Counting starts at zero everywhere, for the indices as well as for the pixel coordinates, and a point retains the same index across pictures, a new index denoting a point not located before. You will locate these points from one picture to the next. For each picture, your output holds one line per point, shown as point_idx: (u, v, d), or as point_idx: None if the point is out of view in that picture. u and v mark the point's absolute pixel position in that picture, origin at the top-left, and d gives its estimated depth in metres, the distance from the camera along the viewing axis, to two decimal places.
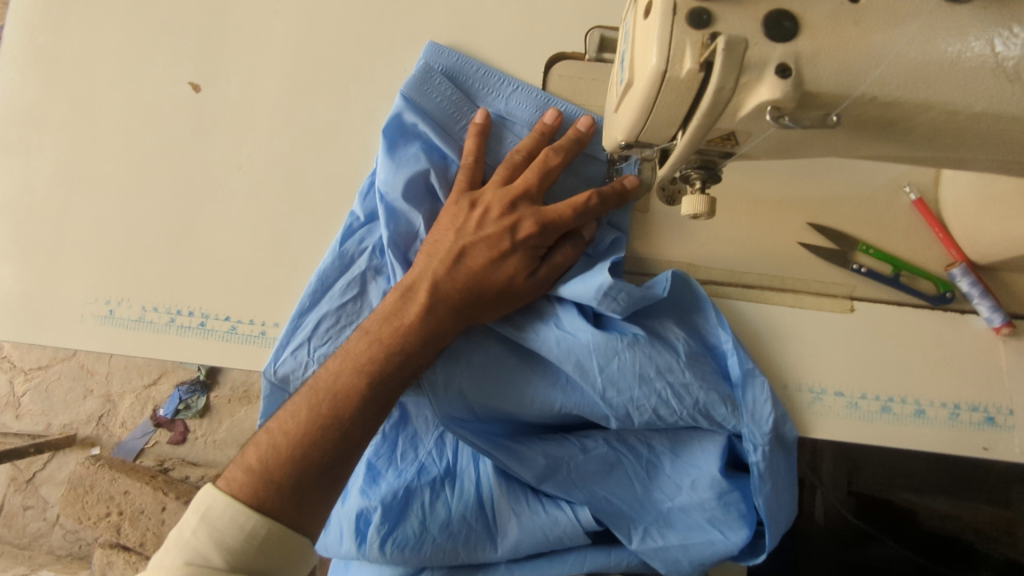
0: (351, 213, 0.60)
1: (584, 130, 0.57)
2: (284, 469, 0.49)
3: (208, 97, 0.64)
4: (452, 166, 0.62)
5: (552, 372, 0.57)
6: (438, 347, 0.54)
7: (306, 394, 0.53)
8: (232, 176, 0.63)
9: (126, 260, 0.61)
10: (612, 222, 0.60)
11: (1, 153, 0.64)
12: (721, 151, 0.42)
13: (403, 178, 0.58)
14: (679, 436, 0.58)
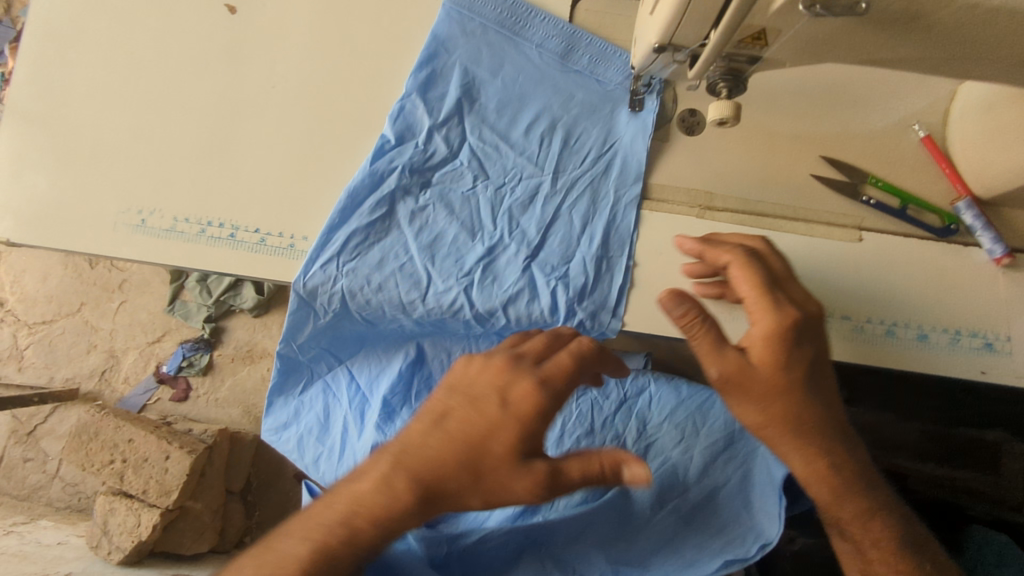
0: (383, 134, 0.61)
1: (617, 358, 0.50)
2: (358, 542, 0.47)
3: (243, 20, 0.66)
4: (479, 92, 0.63)
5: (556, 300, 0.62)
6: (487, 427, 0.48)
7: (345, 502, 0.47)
8: (264, 96, 0.64)
9: (160, 173, 0.63)
10: (631, 155, 0.62)
11: (37, 65, 0.65)
12: (748, 55, 0.45)
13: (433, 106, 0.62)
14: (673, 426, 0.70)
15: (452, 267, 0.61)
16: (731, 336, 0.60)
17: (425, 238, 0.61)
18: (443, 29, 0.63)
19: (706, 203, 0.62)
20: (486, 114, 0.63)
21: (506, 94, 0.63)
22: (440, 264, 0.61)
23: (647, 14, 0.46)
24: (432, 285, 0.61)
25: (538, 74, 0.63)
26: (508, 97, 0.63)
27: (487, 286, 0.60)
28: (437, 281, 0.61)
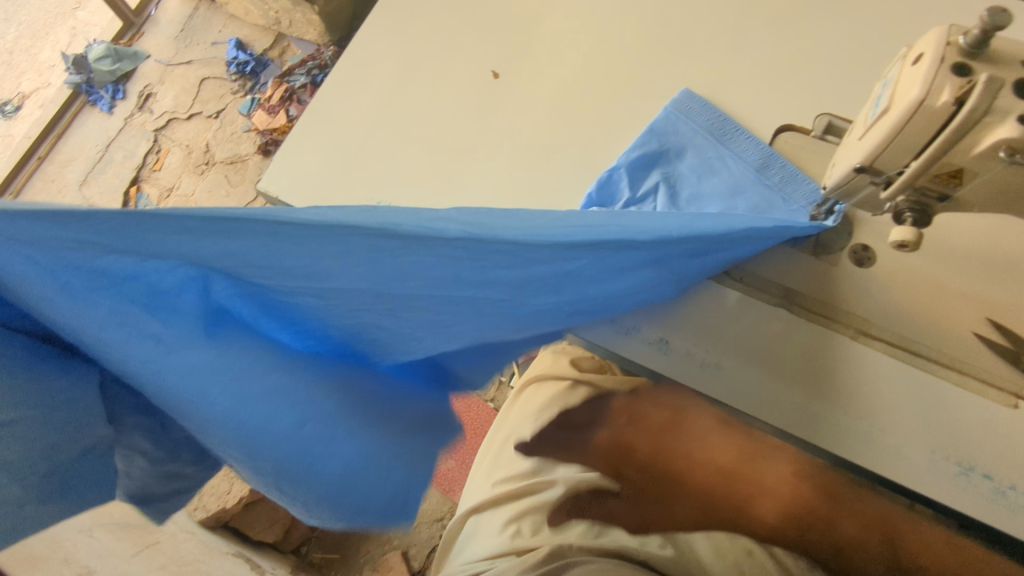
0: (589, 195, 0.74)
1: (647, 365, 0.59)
2: None
3: (502, 83, 0.82)
4: (672, 184, 0.73)
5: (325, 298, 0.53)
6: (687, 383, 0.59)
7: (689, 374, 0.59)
8: (500, 143, 0.79)
9: (403, 180, 0.78)
10: (786, 273, 0.70)
11: (345, 79, 0.84)
12: (940, 192, 0.51)
13: (634, 188, 0.73)
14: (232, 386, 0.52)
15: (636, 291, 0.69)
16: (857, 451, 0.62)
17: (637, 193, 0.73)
18: (661, 125, 0.75)
19: (861, 327, 0.67)
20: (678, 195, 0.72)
21: (699, 186, 0.72)
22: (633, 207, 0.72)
23: (858, 138, 0.54)
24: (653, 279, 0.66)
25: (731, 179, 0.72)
26: (700, 192, 0.72)
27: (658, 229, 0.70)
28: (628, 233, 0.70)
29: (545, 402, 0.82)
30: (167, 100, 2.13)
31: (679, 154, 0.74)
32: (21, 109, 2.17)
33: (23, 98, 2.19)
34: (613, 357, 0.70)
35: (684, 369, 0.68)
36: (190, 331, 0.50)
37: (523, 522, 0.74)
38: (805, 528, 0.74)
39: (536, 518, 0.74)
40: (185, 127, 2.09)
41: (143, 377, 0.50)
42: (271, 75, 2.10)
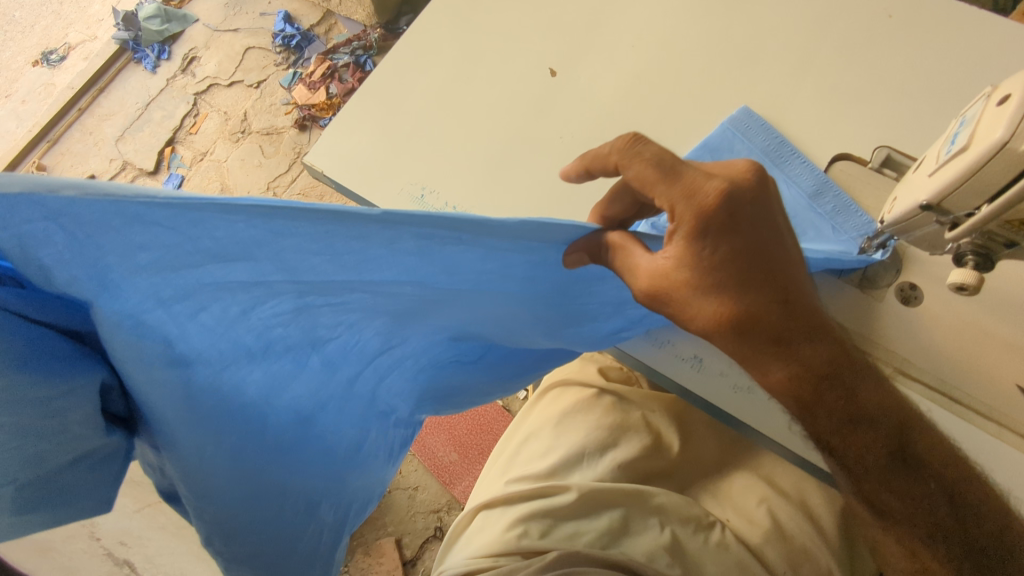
0: None
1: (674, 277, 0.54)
2: (712, 267, 0.54)
3: (557, 82, 0.81)
4: None
5: (354, 320, 0.55)
6: (712, 286, 0.55)
7: (711, 286, 0.55)
8: (551, 142, 0.78)
9: (449, 167, 0.78)
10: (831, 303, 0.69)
11: (401, 62, 0.84)
12: (1008, 239, 0.50)
13: None
14: (251, 372, 0.55)
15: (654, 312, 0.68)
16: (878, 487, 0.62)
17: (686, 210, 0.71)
18: (715, 141, 0.73)
19: (901, 367, 0.66)
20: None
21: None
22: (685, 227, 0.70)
23: (926, 175, 0.53)
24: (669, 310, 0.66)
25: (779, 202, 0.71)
26: None
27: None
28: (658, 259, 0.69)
29: (566, 406, 0.82)
30: (210, 65, 2.14)
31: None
32: (66, 60, 2.19)
33: (69, 49, 2.21)
34: (646, 370, 0.70)
35: (718, 388, 0.67)
36: (204, 306, 0.48)
37: (530, 523, 0.70)
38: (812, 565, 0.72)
39: (544, 524, 0.70)
40: (225, 94, 2.10)
41: (141, 369, 0.49)
42: (315, 51, 2.11)
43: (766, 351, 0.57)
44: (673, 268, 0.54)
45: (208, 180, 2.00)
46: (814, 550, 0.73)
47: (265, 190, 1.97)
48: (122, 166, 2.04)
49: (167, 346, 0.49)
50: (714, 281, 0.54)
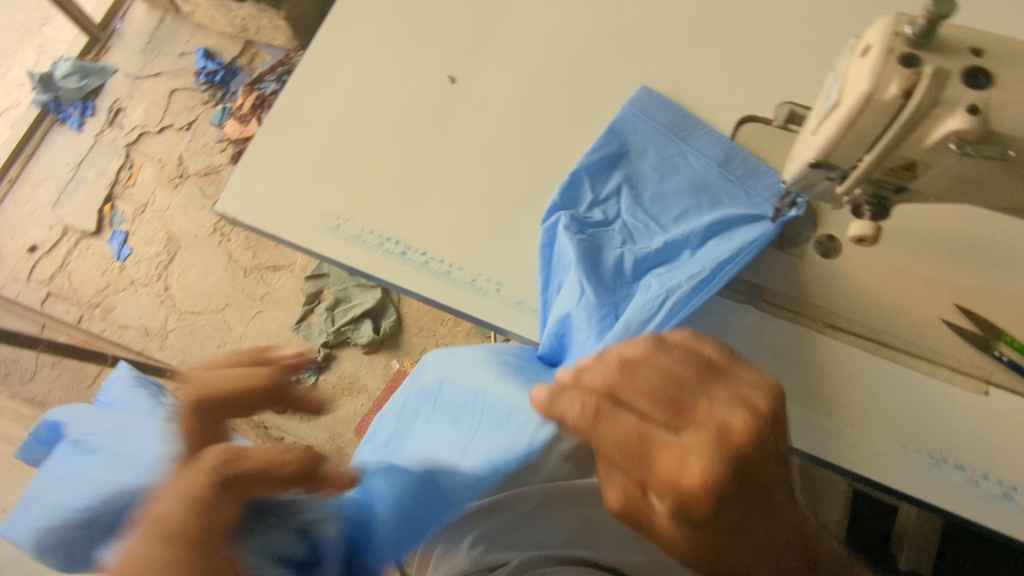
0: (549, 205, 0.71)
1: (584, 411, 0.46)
2: (665, 383, 0.47)
3: (458, 89, 0.80)
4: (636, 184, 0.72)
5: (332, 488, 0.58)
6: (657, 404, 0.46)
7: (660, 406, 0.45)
8: (460, 150, 0.77)
9: (362, 192, 0.77)
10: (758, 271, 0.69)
11: (299, 91, 0.82)
12: (896, 185, 0.50)
13: (597, 188, 0.71)
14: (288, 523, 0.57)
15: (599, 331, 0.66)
16: (829, 446, 0.62)
17: (603, 210, 0.71)
18: (618, 125, 0.73)
19: (830, 320, 0.66)
20: (640, 196, 0.71)
21: (661, 187, 0.71)
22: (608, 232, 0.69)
23: (811, 134, 0.52)
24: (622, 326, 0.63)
25: (691, 174, 0.71)
26: (664, 193, 0.71)
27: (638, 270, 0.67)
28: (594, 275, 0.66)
29: None
30: (137, 114, 2.10)
31: (640, 154, 0.72)
32: None
33: None
34: None
35: None
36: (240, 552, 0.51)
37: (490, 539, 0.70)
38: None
39: (506, 535, 0.70)
40: (157, 141, 2.06)
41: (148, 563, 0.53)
42: (241, 83, 2.07)
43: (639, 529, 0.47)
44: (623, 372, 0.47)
45: (153, 230, 1.96)
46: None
47: (213, 231, 1.94)
48: (63, 231, 1.99)
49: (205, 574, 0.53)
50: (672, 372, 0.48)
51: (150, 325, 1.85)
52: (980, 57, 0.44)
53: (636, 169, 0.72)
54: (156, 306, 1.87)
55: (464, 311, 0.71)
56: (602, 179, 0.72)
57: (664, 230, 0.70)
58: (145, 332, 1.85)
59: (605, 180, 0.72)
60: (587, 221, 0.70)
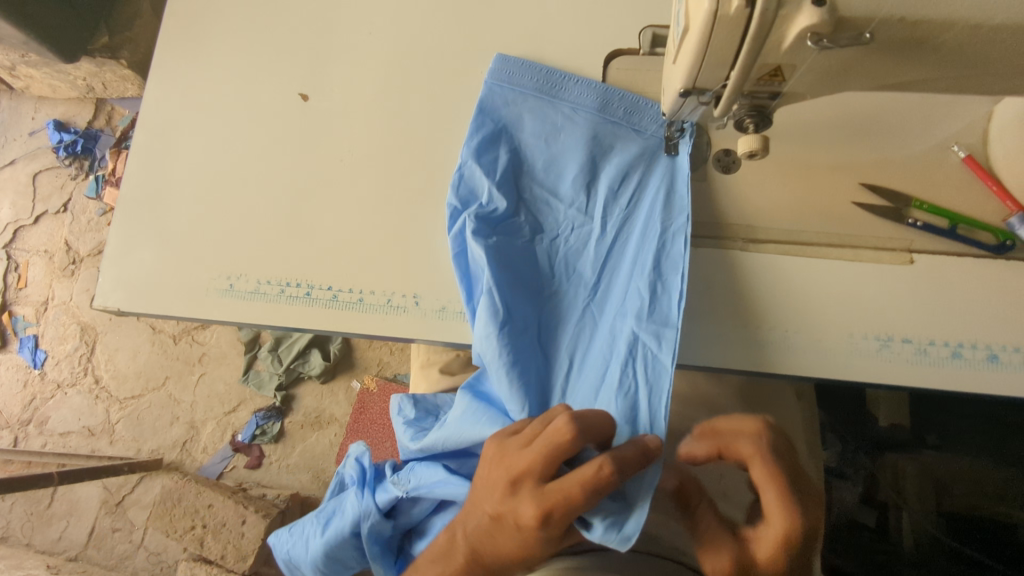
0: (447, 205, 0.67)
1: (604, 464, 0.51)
2: (587, 498, 0.51)
3: (314, 105, 0.75)
4: (528, 157, 0.69)
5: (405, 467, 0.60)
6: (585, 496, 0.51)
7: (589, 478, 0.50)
8: (336, 168, 0.72)
9: (246, 242, 0.71)
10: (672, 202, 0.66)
11: (147, 156, 0.76)
12: (768, 92, 0.48)
13: (488, 171, 0.67)
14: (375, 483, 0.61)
15: (571, 348, 0.64)
16: (782, 361, 0.61)
17: (499, 195, 0.66)
18: (487, 101, 0.70)
19: (749, 236, 0.65)
20: (533, 171, 0.68)
21: (550, 152, 0.68)
22: (518, 229, 0.66)
23: (671, 63, 0.50)
24: (610, 353, 0.62)
25: (576, 129, 0.68)
26: (553, 158, 0.68)
27: (577, 273, 0.66)
28: (533, 300, 0.65)
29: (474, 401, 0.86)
30: (6, 210, 1.94)
31: (518, 125, 0.69)
32: None
33: None
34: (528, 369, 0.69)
35: None
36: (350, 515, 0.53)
37: None
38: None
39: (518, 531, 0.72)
40: (36, 232, 1.91)
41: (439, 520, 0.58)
42: (106, 146, 1.92)
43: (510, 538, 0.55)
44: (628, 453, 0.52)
45: (63, 326, 1.83)
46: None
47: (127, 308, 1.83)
48: None
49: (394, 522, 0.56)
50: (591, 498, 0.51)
51: (92, 424, 1.75)
52: None
53: (518, 141, 0.69)
54: (92, 402, 1.76)
55: (389, 335, 0.67)
56: (488, 159, 0.68)
57: (570, 200, 0.67)
58: (89, 432, 1.74)
59: (490, 161, 0.68)
60: (489, 216, 0.66)
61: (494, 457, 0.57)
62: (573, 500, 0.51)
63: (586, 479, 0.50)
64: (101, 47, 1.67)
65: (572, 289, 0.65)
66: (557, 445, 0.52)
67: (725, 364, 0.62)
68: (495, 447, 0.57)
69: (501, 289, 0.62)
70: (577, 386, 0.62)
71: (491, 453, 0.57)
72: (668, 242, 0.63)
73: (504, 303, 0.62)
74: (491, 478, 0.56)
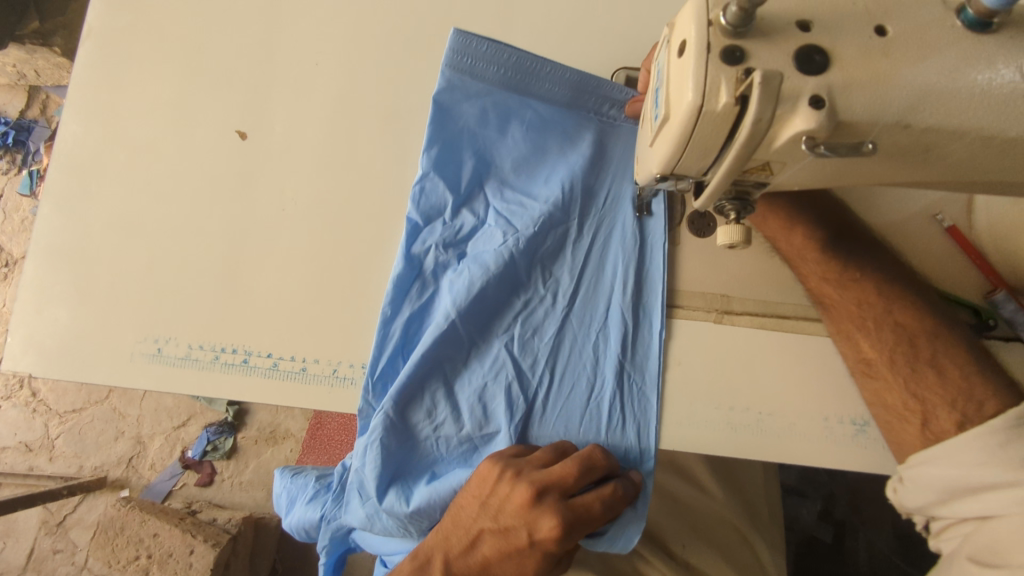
0: (409, 216, 0.61)
1: (611, 491, 0.54)
2: (594, 515, 0.54)
3: (253, 145, 0.67)
4: (501, 157, 0.64)
5: (406, 458, 0.58)
6: (591, 518, 0.54)
7: (597, 501, 0.54)
8: (276, 218, 0.65)
9: (177, 299, 0.64)
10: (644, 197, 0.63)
11: (62, 197, 0.67)
12: (756, 182, 0.43)
13: (451, 177, 0.62)
14: (393, 463, 0.58)
15: (555, 360, 0.59)
16: (754, 448, 0.57)
17: (465, 214, 0.63)
18: (447, 98, 0.62)
19: (724, 307, 0.60)
20: (500, 172, 0.64)
21: (518, 152, 0.64)
22: (485, 248, 0.61)
23: (647, 145, 0.44)
24: (596, 376, 0.59)
25: (546, 126, 0.64)
26: (522, 159, 0.64)
27: (554, 279, 0.61)
28: (505, 320, 0.60)
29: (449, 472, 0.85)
30: None
31: (482, 119, 0.63)
32: None
33: None
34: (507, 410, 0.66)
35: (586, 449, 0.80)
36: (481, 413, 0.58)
37: None
38: (704, 517, 0.78)
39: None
40: None
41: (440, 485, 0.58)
42: (43, 138, 1.75)
43: (508, 555, 0.57)
44: (625, 482, 0.54)
45: None
46: (695, 504, 0.79)
47: None
48: None
49: (416, 465, 0.58)
50: (589, 523, 0.54)
51: (29, 439, 1.64)
52: (807, 32, 0.37)
53: (482, 140, 0.63)
54: (29, 417, 1.65)
55: (334, 408, 0.62)
56: (452, 180, 0.62)
57: (549, 202, 0.62)
58: (26, 448, 1.63)
59: (455, 174, 0.63)
60: (457, 237, 0.62)
61: (502, 476, 0.54)
62: (583, 524, 0.54)
63: (604, 502, 0.54)
64: (31, 34, 1.50)
65: (547, 299, 0.61)
66: (572, 478, 0.52)
67: (694, 446, 0.57)
68: (496, 466, 0.54)
69: (464, 322, 0.59)
70: (564, 409, 0.58)
71: (493, 473, 0.54)
72: (647, 252, 0.61)
73: (470, 333, 0.60)
74: (477, 506, 0.56)
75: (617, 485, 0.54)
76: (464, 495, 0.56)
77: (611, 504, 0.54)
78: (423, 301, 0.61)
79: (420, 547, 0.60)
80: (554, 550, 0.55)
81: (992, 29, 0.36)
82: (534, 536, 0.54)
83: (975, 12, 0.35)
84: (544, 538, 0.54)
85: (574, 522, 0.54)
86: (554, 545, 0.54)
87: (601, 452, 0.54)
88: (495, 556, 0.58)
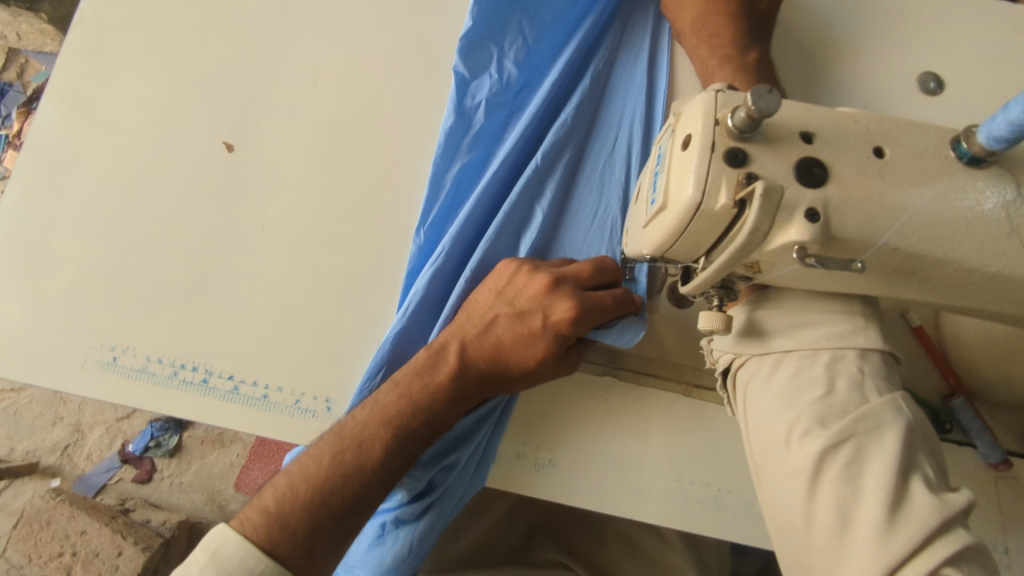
0: (456, 70, 0.65)
1: (620, 291, 0.54)
2: (606, 307, 0.53)
3: (239, 158, 0.66)
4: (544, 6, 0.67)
5: (442, 281, 0.61)
6: (602, 311, 0.53)
7: (609, 295, 0.53)
8: (255, 235, 0.64)
9: (140, 308, 0.62)
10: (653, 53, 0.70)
11: (32, 188, 0.65)
12: (743, 275, 0.44)
13: (492, 23, 0.66)
14: (432, 287, 0.60)
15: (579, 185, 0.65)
16: (710, 524, 0.57)
17: (509, 67, 0.66)
18: None
19: (693, 377, 0.61)
20: (538, 19, 0.67)
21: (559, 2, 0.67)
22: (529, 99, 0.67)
23: (641, 226, 0.44)
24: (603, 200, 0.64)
25: None
26: (561, 13, 0.68)
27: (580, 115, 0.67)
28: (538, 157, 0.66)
29: None
30: None
31: None
32: None
33: None
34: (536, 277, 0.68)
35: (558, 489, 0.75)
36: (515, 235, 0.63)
37: None
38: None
39: None
40: None
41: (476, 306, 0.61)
42: None
43: (513, 348, 0.53)
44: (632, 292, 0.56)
45: None
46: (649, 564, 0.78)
47: None
48: None
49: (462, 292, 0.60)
50: (602, 318, 0.53)
51: None
52: (810, 145, 0.37)
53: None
54: None
55: (291, 439, 0.60)
56: (498, 31, 0.66)
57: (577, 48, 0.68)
58: None
59: (500, 25, 0.66)
60: (504, 90, 0.66)
61: (520, 269, 0.55)
62: (597, 316, 0.53)
63: (615, 299, 0.53)
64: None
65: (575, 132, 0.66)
66: (587, 273, 0.54)
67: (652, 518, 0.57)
68: (518, 261, 0.56)
69: (509, 155, 0.64)
70: (584, 227, 0.63)
71: (512, 266, 0.56)
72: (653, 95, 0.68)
73: (510, 165, 0.65)
74: (489, 299, 0.56)
75: (625, 291, 0.55)
76: (479, 290, 0.57)
77: (620, 305, 0.54)
78: (472, 153, 0.65)
79: (432, 341, 0.56)
80: (565, 340, 0.52)
81: (983, 165, 0.37)
82: (547, 314, 0.52)
83: (970, 148, 0.36)
84: (557, 315, 0.52)
85: (588, 307, 0.52)
86: (566, 330, 0.52)
87: (613, 261, 0.57)
88: (504, 346, 0.54)
